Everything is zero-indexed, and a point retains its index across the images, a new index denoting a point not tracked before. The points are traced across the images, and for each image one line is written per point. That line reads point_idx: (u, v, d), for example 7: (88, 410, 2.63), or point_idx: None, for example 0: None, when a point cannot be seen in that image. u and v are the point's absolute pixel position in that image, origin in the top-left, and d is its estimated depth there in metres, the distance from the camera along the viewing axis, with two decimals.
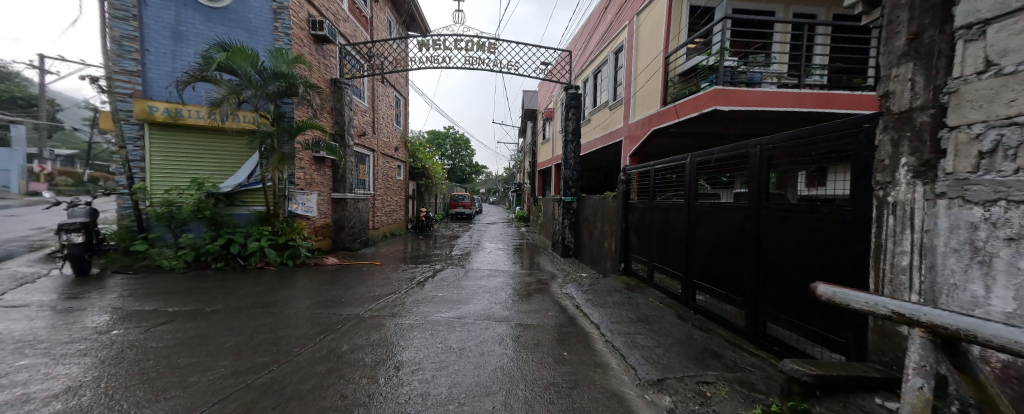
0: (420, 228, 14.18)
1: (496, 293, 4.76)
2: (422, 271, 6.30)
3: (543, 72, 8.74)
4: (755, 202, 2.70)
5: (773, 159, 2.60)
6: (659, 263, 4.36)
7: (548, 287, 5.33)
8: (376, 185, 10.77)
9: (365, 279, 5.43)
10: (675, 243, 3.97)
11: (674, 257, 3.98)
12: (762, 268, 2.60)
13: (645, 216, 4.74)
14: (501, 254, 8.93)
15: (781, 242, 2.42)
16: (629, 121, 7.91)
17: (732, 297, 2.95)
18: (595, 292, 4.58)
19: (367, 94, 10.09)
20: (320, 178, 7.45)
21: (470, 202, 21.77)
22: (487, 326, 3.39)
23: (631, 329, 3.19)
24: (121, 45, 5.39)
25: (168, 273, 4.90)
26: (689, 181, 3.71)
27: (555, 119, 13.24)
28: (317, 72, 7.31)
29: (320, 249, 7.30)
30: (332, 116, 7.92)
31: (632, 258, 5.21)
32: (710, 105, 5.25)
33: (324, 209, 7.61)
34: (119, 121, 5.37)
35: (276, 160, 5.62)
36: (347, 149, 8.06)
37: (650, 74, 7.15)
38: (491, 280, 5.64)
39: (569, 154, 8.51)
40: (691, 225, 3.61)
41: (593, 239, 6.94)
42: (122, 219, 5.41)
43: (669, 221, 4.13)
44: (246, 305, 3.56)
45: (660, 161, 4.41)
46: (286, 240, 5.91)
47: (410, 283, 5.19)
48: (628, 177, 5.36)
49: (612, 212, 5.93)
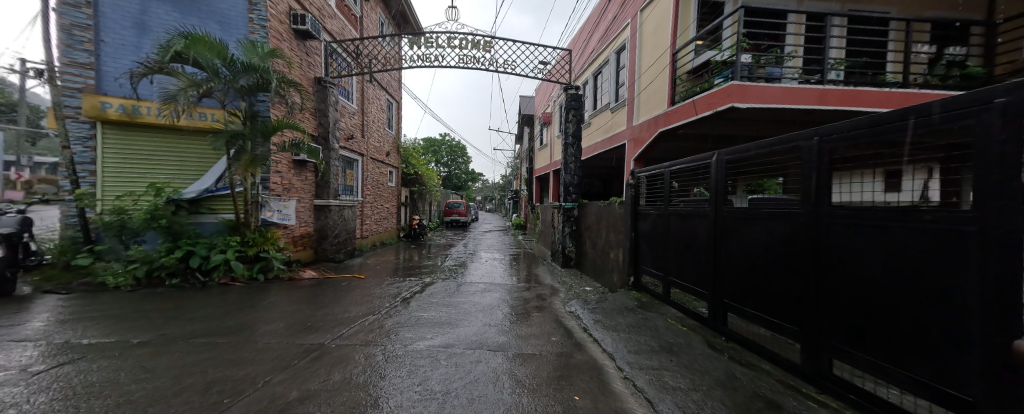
0: (413, 237, 13.57)
1: (491, 313, 4.18)
2: (410, 286, 5.70)
3: (542, 72, 8.29)
4: (811, 206, 2.18)
5: (831, 154, 2.11)
6: (676, 279, 3.84)
7: (549, 304, 4.77)
8: (365, 192, 10.20)
9: (344, 296, 4.84)
10: (696, 256, 3.44)
11: (696, 272, 3.44)
12: (825, 289, 2.07)
13: (658, 224, 4.22)
14: (497, 265, 8.37)
15: (856, 258, 1.89)
16: (633, 123, 7.47)
17: (780, 324, 2.41)
18: (604, 311, 4.02)
19: (357, 96, 9.58)
20: (300, 183, 6.89)
21: (466, 209, 21.17)
22: (479, 359, 2.80)
23: (655, 362, 2.63)
24: (71, 34, 4.80)
25: (112, 292, 4.25)
26: (715, 184, 3.21)
27: (553, 123, 12.78)
28: (299, 69, 6.80)
29: (299, 261, 6.71)
30: (316, 118, 7.39)
31: (642, 271, 4.68)
32: (726, 103, 4.80)
33: (305, 217, 7.04)
34: (65, 118, 4.74)
35: (246, 162, 5.07)
36: (332, 153, 7.51)
37: (656, 72, 6.71)
38: (485, 296, 5.05)
39: (569, 158, 8.02)
40: (719, 235, 3.08)
41: (597, 249, 6.42)
42: (66, 229, 4.76)
43: (689, 230, 3.59)
44: (188, 333, 2.94)
45: (678, 161, 3.89)
46: (257, 251, 5.33)
47: (395, 300, 4.61)
48: (638, 181, 4.85)
49: (618, 220, 5.40)
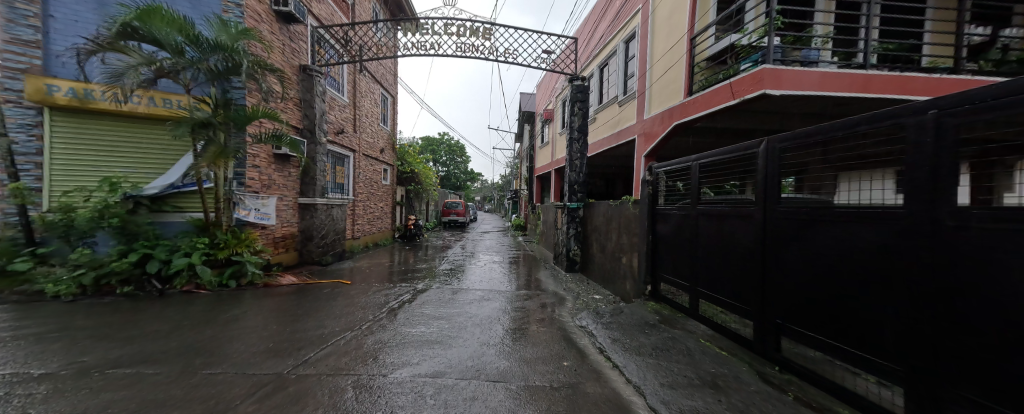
0: (409, 237, 13.01)
1: (490, 329, 3.59)
2: (400, 292, 5.16)
3: (545, 62, 7.74)
4: (925, 206, 1.60)
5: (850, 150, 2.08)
6: (705, 290, 3.29)
7: (555, 315, 4.22)
8: (357, 190, 9.64)
9: (324, 305, 4.27)
10: (736, 265, 2.88)
11: (734, 285, 2.89)
12: (951, 319, 1.50)
13: (684, 225, 3.66)
14: (497, 268, 7.80)
15: (1009, 280, 1.32)
16: (645, 117, 6.96)
17: (873, 360, 1.85)
18: (622, 327, 3.46)
19: (347, 88, 9.01)
20: (283, 179, 6.34)
21: (464, 209, 20.66)
22: (476, 394, 2.22)
23: (700, 403, 2.06)
24: (13, 7, 4.21)
25: (48, 303, 3.67)
26: (763, 179, 2.66)
27: (556, 120, 12.26)
28: (282, 55, 6.26)
29: (280, 265, 6.15)
30: (301, 109, 6.83)
31: (662, 279, 4.13)
32: (757, 89, 4.24)
33: (288, 216, 6.49)
34: (4, 102, 4.15)
35: (213, 155, 4.50)
36: (318, 147, 6.95)
37: (670, 60, 6.18)
38: (483, 306, 4.50)
39: (574, 154, 7.46)
40: (771, 242, 2.52)
41: (605, 253, 5.88)
42: (4, 229, 4.16)
43: (725, 234, 3.04)
44: (113, 359, 2.37)
45: (709, 152, 3.34)
46: (229, 255, 4.78)
47: (381, 311, 4.05)
48: (656, 177, 4.30)
49: (632, 221, 4.86)
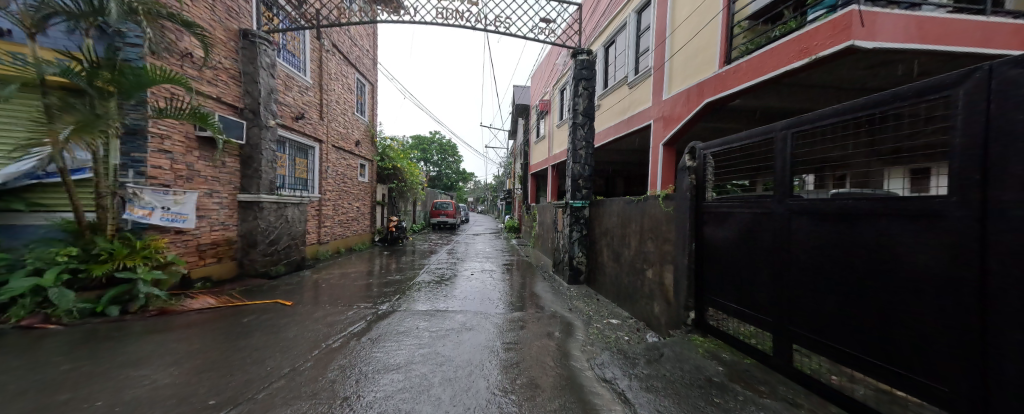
0: (390, 241, 11.67)
1: (467, 391, 2.29)
2: (352, 319, 3.85)
3: (544, 32, 6.49)
4: None
5: None
6: (812, 333, 2.03)
7: (563, 357, 2.96)
8: (325, 186, 8.28)
9: (229, 345, 2.97)
10: (897, 300, 1.62)
11: (892, 334, 1.64)
12: None
13: (762, 226, 2.43)
14: (488, 280, 6.48)
15: None
16: (664, 97, 5.75)
17: None
18: (669, 391, 2.23)
19: (312, 67, 7.69)
20: (214, 171, 5.01)
21: (454, 210, 19.37)
22: None
23: None
24: None
25: None
26: (962, 144, 1.42)
27: (554, 111, 11.05)
28: (209, 11, 4.91)
29: (208, 280, 4.83)
30: (240, 84, 5.49)
31: (713, 302, 2.89)
32: (842, 41, 3.05)
33: (223, 217, 5.17)
34: None
35: (73, 127, 3.16)
36: (263, 131, 5.59)
37: (698, 24, 4.99)
38: (463, 342, 3.20)
39: (578, 142, 6.24)
40: (1000, 266, 1.27)
41: (622, 263, 4.64)
42: None
43: (857, 243, 1.79)
44: None
45: (810, 113, 2.10)
46: (110, 271, 3.40)
47: (307, 357, 2.73)
48: (701, 162, 3.09)
49: (662, 223, 3.62)
